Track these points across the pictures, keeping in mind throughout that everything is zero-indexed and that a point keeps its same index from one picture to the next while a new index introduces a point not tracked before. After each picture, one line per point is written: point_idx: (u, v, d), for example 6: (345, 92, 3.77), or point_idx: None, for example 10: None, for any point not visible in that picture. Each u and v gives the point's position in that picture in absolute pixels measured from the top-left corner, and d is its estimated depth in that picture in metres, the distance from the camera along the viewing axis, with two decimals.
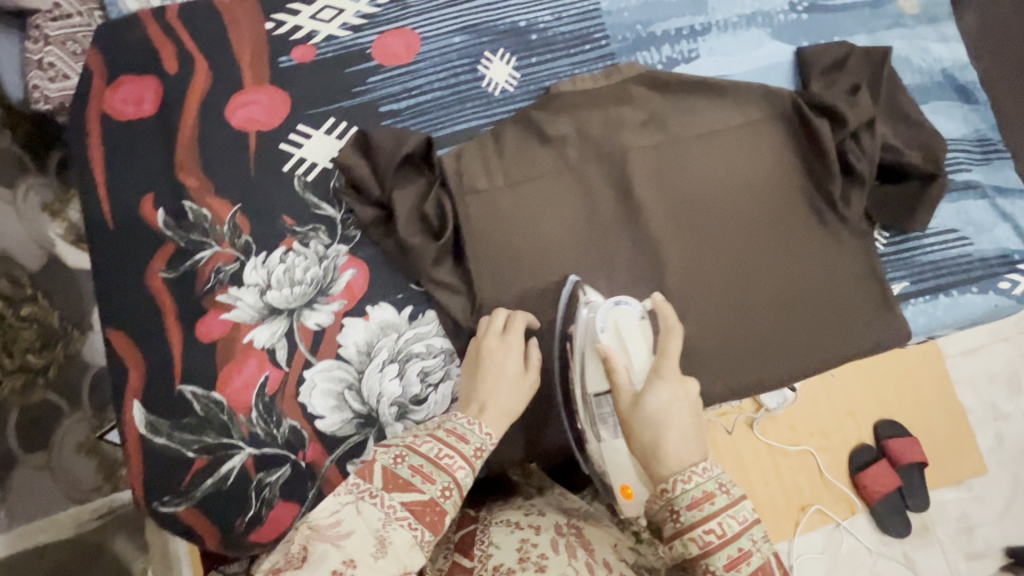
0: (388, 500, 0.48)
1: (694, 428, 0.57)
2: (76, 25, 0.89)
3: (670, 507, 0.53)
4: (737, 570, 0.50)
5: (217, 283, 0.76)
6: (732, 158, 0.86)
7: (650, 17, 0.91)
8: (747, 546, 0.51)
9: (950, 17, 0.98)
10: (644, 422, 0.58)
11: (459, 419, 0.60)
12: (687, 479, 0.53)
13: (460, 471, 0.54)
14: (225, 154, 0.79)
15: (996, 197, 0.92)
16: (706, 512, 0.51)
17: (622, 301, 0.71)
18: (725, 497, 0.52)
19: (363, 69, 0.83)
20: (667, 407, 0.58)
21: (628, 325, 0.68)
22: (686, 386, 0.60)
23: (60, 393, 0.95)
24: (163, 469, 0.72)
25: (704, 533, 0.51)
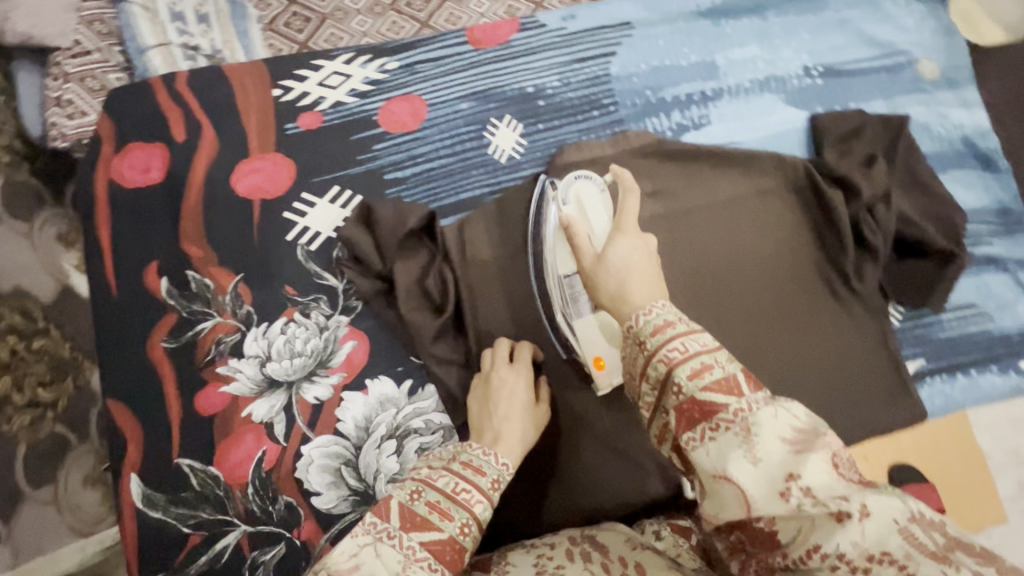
0: (406, 540, 0.50)
1: (654, 272, 0.58)
2: (94, 61, 0.90)
3: (636, 340, 0.51)
4: (700, 380, 0.45)
5: (217, 355, 0.75)
6: (740, 229, 0.84)
7: (660, 83, 0.90)
8: (710, 361, 0.46)
9: (971, 81, 0.95)
10: (608, 271, 0.58)
11: (475, 450, 0.60)
12: (647, 310, 0.51)
13: (478, 505, 0.55)
14: (229, 220, 0.79)
15: (1018, 271, 0.89)
16: (668, 335, 0.49)
17: (582, 175, 0.74)
18: (687, 325, 0.49)
19: (368, 136, 0.83)
20: (629, 254, 0.59)
21: (589, 195, 0.72)
22: (646, 239, 0.62)
23: (70, 424, 0.92)
24: (157, 545, 0.71)
25: (667, 352, 0.48)
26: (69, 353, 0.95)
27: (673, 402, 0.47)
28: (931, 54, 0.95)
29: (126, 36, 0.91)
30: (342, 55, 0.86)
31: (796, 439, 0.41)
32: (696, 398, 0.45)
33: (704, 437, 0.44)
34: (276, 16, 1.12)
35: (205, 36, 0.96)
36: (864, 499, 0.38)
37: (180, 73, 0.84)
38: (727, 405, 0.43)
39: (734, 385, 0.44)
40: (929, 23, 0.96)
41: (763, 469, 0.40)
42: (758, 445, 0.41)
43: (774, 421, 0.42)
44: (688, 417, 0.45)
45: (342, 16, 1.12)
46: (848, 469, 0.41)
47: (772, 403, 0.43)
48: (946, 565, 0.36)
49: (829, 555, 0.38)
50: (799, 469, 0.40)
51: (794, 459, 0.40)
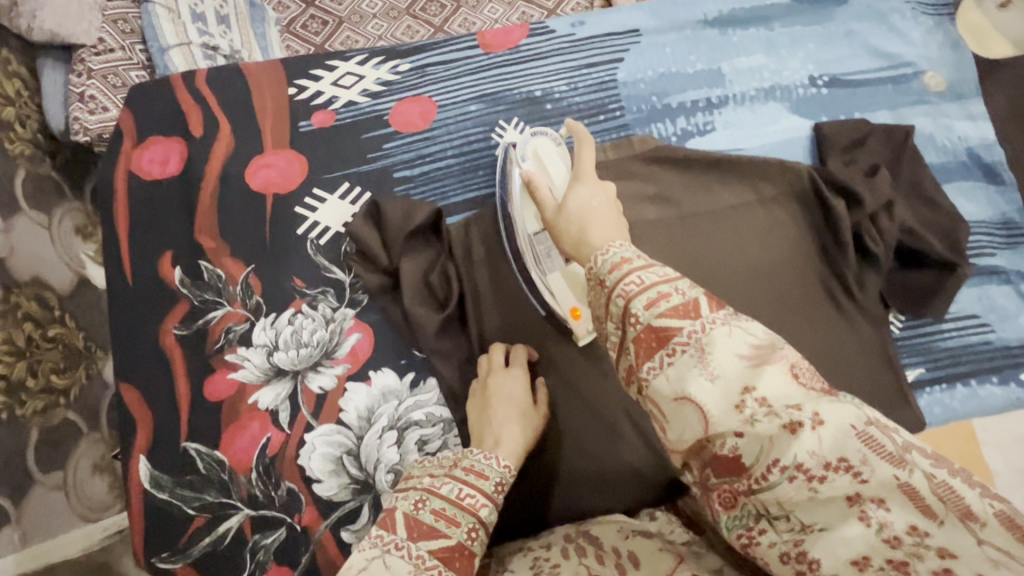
0: (414, 550, 0.51)
1: (613, 215, 0.61)
2: (117, 59, 0.93)
3: (597, 280, 0.51)
4: (656, 309, 0.45)
5: (226, 343, 0.78)
6: (741, 234, 0.85)
7: (665, 89, 0.91)
8: (667, 289, 0.46)
9: (977, 95, 0.96)
10: (568, 219, 0.61)
11: (476, 455, 0.61)
12: (605, 250, 0.51)
13: (483, 509, 0.56)
14: (241, 214, 0.82)
15: (1021, 283, 0.88)
16: (624, 270, 0.49)
17: (539, 133, 0.78)
18: (643, 260, 0.49)
19: (379, 135, 0.86)
20: (587, 201, 0.62)
21: (546, 152, 0.76)
22: (604, 187, 0.65)
23: (83, 413, 0.97)
24: (162, 525, 0.74)
25: (625, 285, 0.47)
26: (82, 343, 1.00)
27: (632, 335, 0.46)
28: (937, 66, 0.96)
29: (149, 35, 0.95)
30: (356, 56, 0.88)
31: (753, 354, 0.42)
32: (653, 325, 0.44)
33: (663, 363, 0.44)
34: (294, 18, 1.16)
35: (223, 36, 1.00)
36: (817, 407, 0.40)
37: (200, 70, 0.87)
38: (682, 328, 0.43)
39: (692, 308, 0.44)
40: (936, 36, 0.97)
41: (721, 386, 0.42)
42: (713, 360, 0.42)
43: (730, 340, 0.42)
44: (647, 346, 0.45)
45: (358, 20, 1.16)
46: (807, 378, 0.43)
47: (729, 321, 0.43)
48: (899, 467, 0.39)
49: (788, 467, 0.40)
50: (755, 381, 0.41)
51: (751, 373, 0.42)
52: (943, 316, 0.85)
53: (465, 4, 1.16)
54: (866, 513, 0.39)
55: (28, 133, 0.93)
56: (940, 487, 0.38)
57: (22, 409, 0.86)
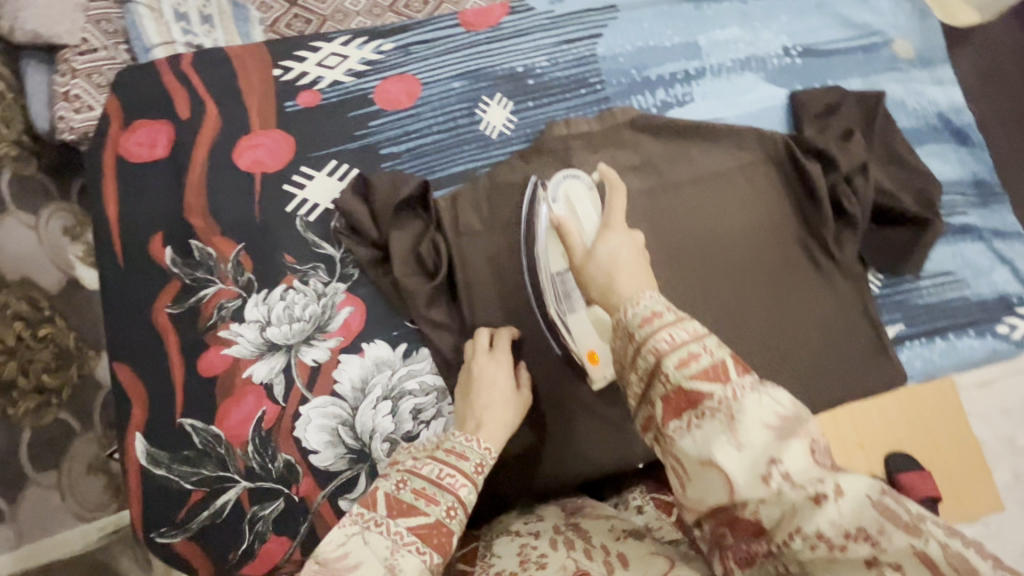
0: (393, 526, 0.50)
1: (641, 266, 0.60)
2: (102, 58, 0.92)
3: (626, 333, 0.51)
4: (687, 369, 0.46)
5: (219, 319, 0.78)
6: (726, 205, 0.87)
7: (644, 63, 0.93)
8: (697, 349, 0.47)
9: (945, 61, 0.99)
10: (597, 266, 0.60)
11: (458, 438, 0.62)
12: (635, 303, 0.51)
13: (463, 488, 0.56)
14: (230, 194, 0.82)
15: (993, 240, 0.91)
16: (655, 326, 0.49)
17: (572, 176, 0.80)
18: (674, 314, 0.50)
19: (365, 113, 0.87)
20: (617, 249, 0.61)
21: (578, 195, 0.78)
22: (633, 236, 0.65)
23: (75, 413, 0.97)
24: (160, 500, 0.74)
25: (655, 343, 0.48)
26: (73, 344, 0.98)
27: (660, 392, 0.47)
28: (906, 34, 0.99)
29: (133, 35, 0.93)
30: (340, 37, 0.90)
31: (779, 425, 0.43)
32: (683, 387, 0.46)
33: (690, 425, 0.45)
34: (278, 18, 1.12)
35: (207, 36, 0.98)
36: (837, 480, 0.40)
37: (185, 54, 0.88)
38: (713, 392, 0.44)
39: (722, 372, 0.45)
40: (905, 6, 1.00)
41: (746, 455, 0.42)
42: (741, 429, 0.43)
43: (758, 408, 0.43)
44: (675, 407, 0.46)
45: (342, 18, 1.13)
46: (825, 454, 0.43)
47: (756, 389, 0.44)
48: (915, 536, 0.37)
49: (809, 536, 0.40)
50: (781, 454, 0.41)
51: (777, 445, 0.42)
52: (920, 271, 0.88)
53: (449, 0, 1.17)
54: None
55: (12, 135, 0.92)
56: (955, 557, 0.36)
57: (12, 409, 0.92)
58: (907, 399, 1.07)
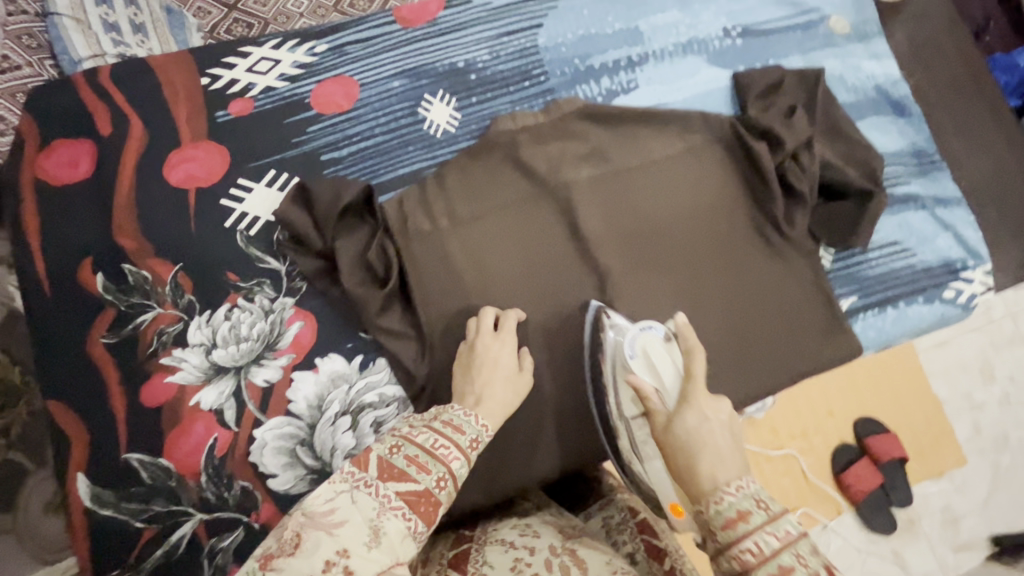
0: (382, 489, 0.48)
1: (735, 448, 0.52)
2: (26, 76, 0.84)
3: (708, 528, 0.48)
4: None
5: (160, 345, 0.74)
6: (677, 188, 0.87)
7: (587, 51, 0.92)
8: (789, 564, 0.44)
9: (880, 34, 1.01)
10: (672, 452, 0.53)
11: (456, 411, 0.59)
12: (718, 498, 0.48)
13: (456, 461, 0.53)
14: (163, 211, 0.78)
15: (935, 208, 0.94)
16: (740, 532, 0.46)
17: (650, 325, 0.72)
18: (763, 515, 0.46)
19: (302, 118, 0.83)
20: (699, 434, 0.52)
21: (655, 348, 0.67)
22: (720, 403, 0.55)
23: (25, 450, 0.87)
24: (109, 542, 0.70)
25: (740, 552, 0.45)
26: (17, 378, 0.89)
27: None
28: (841, 11, 1.00)
29: (58, 49, 0.86)
30: (270, 41, 0.86)
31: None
32: None
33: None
34: (217, 23, 0.99)
35: (142, 46, 0.90)
36: None
37: (102, 67, 0.82)
38: None
39: None
40: None
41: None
42: None
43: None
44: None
45: (285, 20, 1.00)
46: None
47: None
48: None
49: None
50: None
51: None
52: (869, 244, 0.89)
53: None
54: None
55: None
56: None
57: None
58: (872, 369, 1.14)
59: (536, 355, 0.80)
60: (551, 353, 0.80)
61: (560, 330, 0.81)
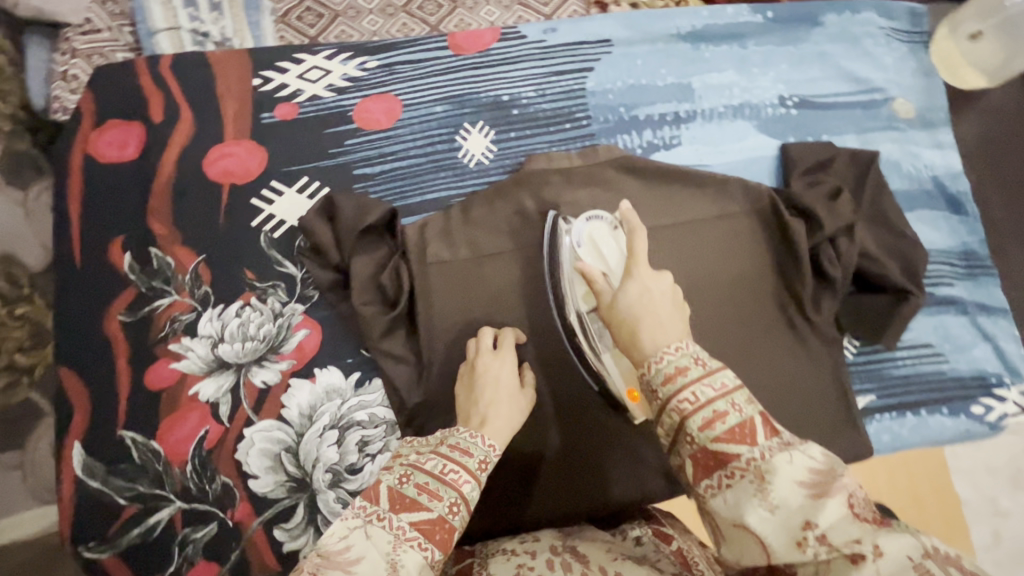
0: (396, 521, 0.48)
1: (674, 312, 0.55)
2: (103, 40, 0.89)
3: (649, 386, 0.50)
4: (712, 430, 0.45)
5: (171, 331, 0.77)
6: (705, 251, 0.85)
7: (635, 101, 0.91)
8: (724, 407, 0.45)
9: (947, 124, 0.96)
10: (620, 319, 0.56)
11: (461, 434, 0.59)
12: (658, 357, 0.49)
13: (467, 485, 0.53)
14: (197, 202, 0.81)
15: (977, 314, 0.88)
16: (679, 384, 0.47)
17: (594, 216, 0.76)
18: (701, 369, 0.47)
19: (342, 130, 0.85)
20: (640, 301, 0.56)
21: (602, 236, 0.73)
22: (662, 278, 0.59)
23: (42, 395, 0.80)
24: (91, 513, 0.72)
25: (678, 402, 0.47)
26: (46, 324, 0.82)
27: (688, 450, 0.46)
28: (908, 94, 0.96)
29: (138, 17, 0.90)
30: (325, 50, 0.88)
31: (812, 482, 0.41)
32: (709, 448, 0.45)
33: (722, 484, 0.44)
34: (289, 8, 1.01)
35: (215, 23, 0.91)
36: (877, 539, 0.38)
37: (165, 56, 0.86)
38: (740, 453, 0.43)
39: (749, 433, 0.44)
40: (909, 64, 0.97)
41: (779, 518, 0.41)
42: (773, 491, 0.41)
43: (789, 466, 0.42)
44: (704, 464, 0.45)
45: (355, 15, 1.02)
46: (864, 507, 0.41)
47: (786, 448, 0.43)
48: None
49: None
50: (815, 516, 0.40)
51: (811, 505, 0.40)
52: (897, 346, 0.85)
53: (463, 5, 1.04)
54: None
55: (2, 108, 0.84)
56: None
57: None
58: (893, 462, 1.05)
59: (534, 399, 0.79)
60: (546, 401, 0.79)
61: (560, 380, 0.79)
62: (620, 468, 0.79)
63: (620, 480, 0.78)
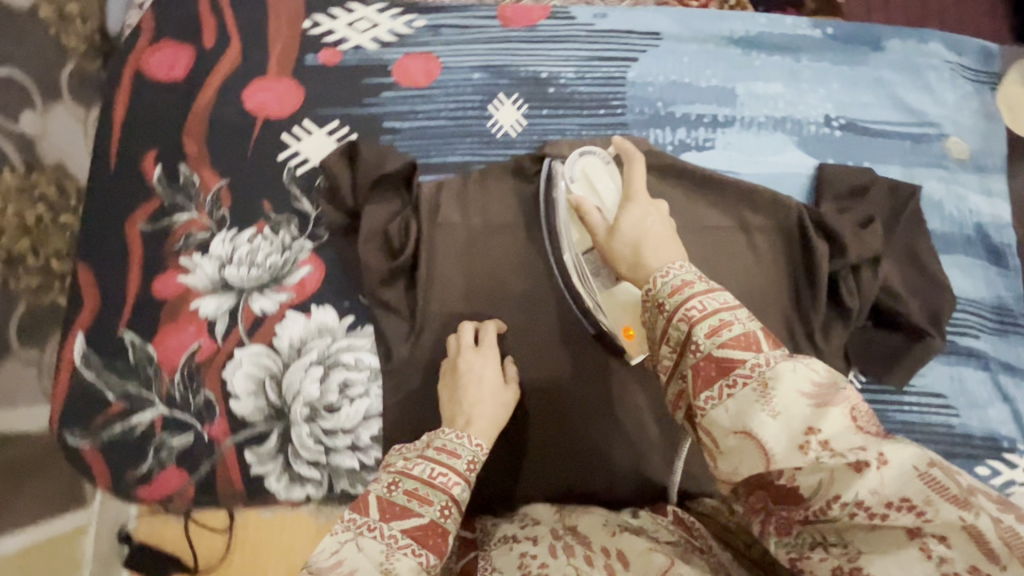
0: (387, 530, 0.51)
1: (668, 234, 0.63)
2: None
3: (655, 303, 0.51)
4: (719, 337, 0.45)
5: (184, 246, 0.80)
6: (721, 255, 0.83)
7: (674, 98, 0.90)
8: (728, 318, 0.46)
9: (1002, 171, 0.91)
10: (622, 241, 0.64)
11: (448, 435, 0.63)
12: (665, 273, 0.52)
13: (456, 487, 0.57)
14: (231, 129, 0.84)
15: (999, 373, 0.83)
16: (686, 295, 0.49)
17: (587, 152, 0.78)
18: (705, 284, 0.49)
19: (379, 83, 0.87)
20: (641, 224, 0.64)
21: (595, 171, 0.77)
22: (656, 205, 0.68)
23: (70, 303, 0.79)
24: (80, 402, 0.75)
25: (687, 310, 0.48)
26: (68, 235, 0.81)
27: (691, 363, 0.46)
28: (964, 133, 0.91)
29: None
30: (377, 4, 0.90)
31: (816, 393, 0.40)
32: (713, 355, 0.44)
33: (722, 395, 0.43)
34: None
35: None
36: (881, 447, 0.37)
37: None
38: (745, 360, 0.43)
39: (753, 342, 0.44)
40: (971, 103, 0.92)
41: (784, 423, 0.39)
42: (776, 398, 0.40)
43: (793, 375, 0.41)
44: (705, 376, 0.44)
45: None
46: (867, 421, 0.40)
47: (790, 358, 0.42)
48: (966, 508, 0.35)
49: (848, 504, 0.37)
50: (818, 423, 0.39)
51: (815, 414, 0.39)
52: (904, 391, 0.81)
53: None
54: (928, 546, 0.36)
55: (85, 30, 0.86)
56: (1007, 531, 0.34)
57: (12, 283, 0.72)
58: None
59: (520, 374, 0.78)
60: (531, 375, 0.78)
61: (547, 359, 0.79)
62: (593, 460, 0.77)
63: (589, 468, 0.77)
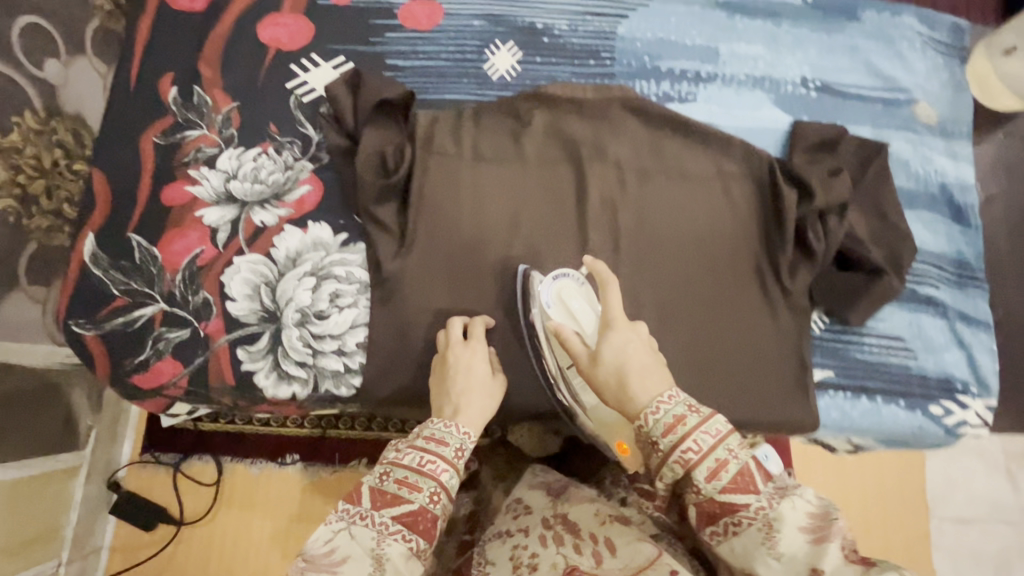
0: (378, 517, 0.57)
1: (654, 362, 0.61)
2: None
3: (649, 439, 0.57)
4: (718, 480, 0.53)
5: (193, 160, 0.85)
6: (696, 203, 0.88)
7: (661, 53, 0.95)
8: (723, 456, 0.54)
9: (966, 137, 0.96)
10: (606, 371, 0.61)
11: (437, 424, 0.66)
12: (655, 411, 0.56)
13: (445, 474, 0.62)
14: (245, 57, 0.90)
15: (956, 321, 0.88)
16: (681, 433, 0.55)
17: (564, 273, 0.80)
18: (696, 417, 0.56)
19: (385, 23, 0.93)
20: (620, 356, 0.61)
21: (570, 292, 0.77)
22: (636, 326, 0.64)
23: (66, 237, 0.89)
24: (86, 296, 0.80)
25: (684, 453, 0.55)
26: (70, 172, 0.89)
27: (694, 499, 0.55)
28: (933, 100, 0.97)
29: None
30: None
31: (813, 528, 0.50)
32: (717, 498, 0.53)
33: (728, 532, 0.53)
34: None
35: None
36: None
37: None
38: (750, 503, 0.52)
39: (749, 480, 0.53)
40: (940, 74, 0.98)
41: (786, 566, 0.49)
42: (781, 540, 0.50)
43: (792, 512, 0.51)
44: (711, 513, 0.54)
45: None
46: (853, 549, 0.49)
47: (784, 495, 0.52)
48: None
49: None
50: (820, 564, 0.48)
51: (814, 552, 0.49)
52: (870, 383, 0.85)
53: None
54: None
55: None
56: None
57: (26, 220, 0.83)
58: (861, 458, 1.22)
59: (500, 295, 0.83)
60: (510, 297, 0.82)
61: None
62: None
63: None
